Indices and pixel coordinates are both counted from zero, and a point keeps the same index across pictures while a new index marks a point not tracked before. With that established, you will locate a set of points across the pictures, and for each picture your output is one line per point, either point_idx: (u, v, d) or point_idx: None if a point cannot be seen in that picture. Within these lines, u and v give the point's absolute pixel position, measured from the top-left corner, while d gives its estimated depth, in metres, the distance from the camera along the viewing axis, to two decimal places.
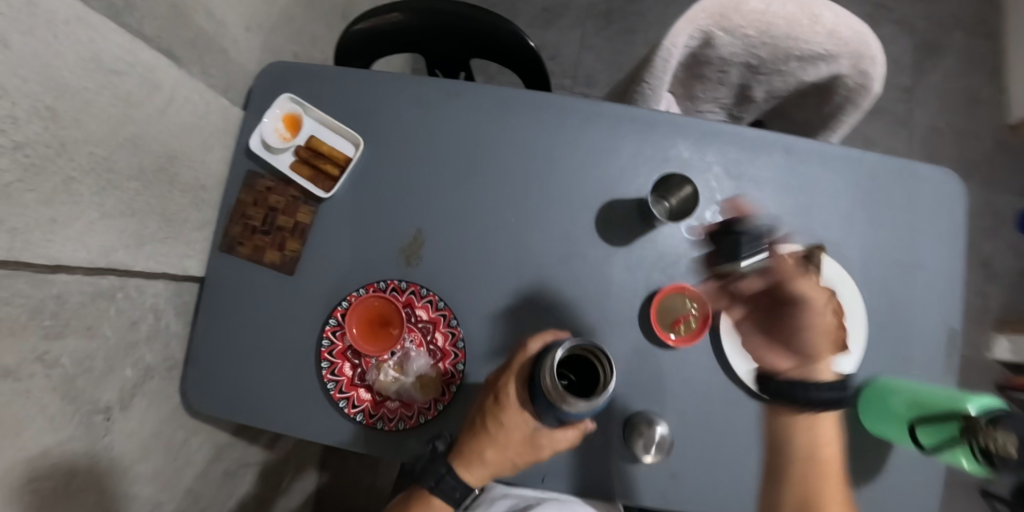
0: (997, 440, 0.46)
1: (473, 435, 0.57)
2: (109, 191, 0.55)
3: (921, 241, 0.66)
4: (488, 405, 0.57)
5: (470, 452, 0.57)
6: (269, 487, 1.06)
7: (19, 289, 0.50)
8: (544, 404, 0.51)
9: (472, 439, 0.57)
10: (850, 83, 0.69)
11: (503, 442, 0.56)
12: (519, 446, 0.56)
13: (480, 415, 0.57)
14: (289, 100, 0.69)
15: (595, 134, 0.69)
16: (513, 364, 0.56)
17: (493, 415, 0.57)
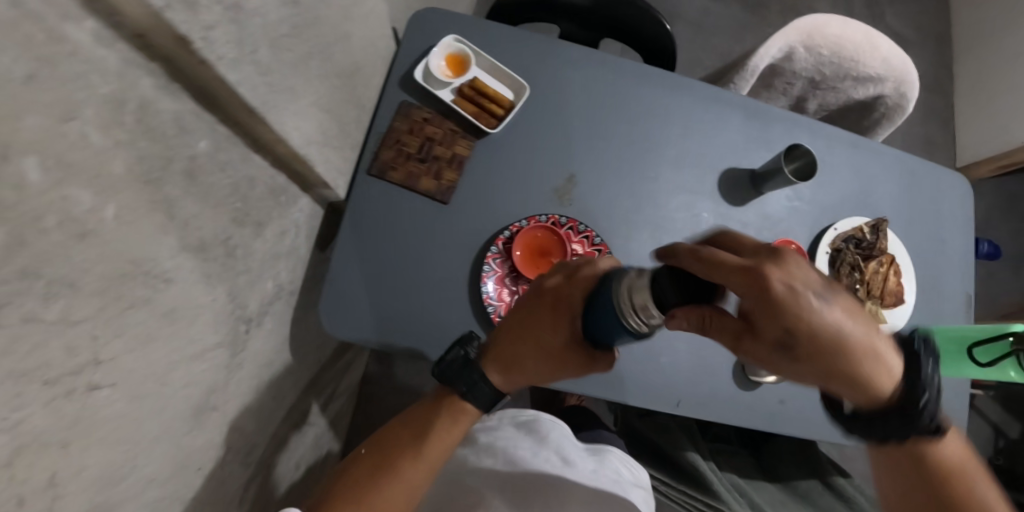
0: None
1: (508, 340, 0.60)
2: (322, 78, 0.55)
3: (948, 224, 0.84)
4: (534, 318, 0.59)
5: (501, 352, 0.61)
6: (318, 453, 0.99)
7: (233, 158, 0.49)
8: (601, 319, 0.50)
9: (512, 349, 0.60)
10: (890, 102, 0.87)
11: (542, 354, 0.59)
12: (554, 359, 0.59)
13: (526, 324, 0.59)
14: (455, 42, 0.74)
15: (712, 113, 0.79)
16: (580, 279, 0.56)
17: (538, 330, 0.59)
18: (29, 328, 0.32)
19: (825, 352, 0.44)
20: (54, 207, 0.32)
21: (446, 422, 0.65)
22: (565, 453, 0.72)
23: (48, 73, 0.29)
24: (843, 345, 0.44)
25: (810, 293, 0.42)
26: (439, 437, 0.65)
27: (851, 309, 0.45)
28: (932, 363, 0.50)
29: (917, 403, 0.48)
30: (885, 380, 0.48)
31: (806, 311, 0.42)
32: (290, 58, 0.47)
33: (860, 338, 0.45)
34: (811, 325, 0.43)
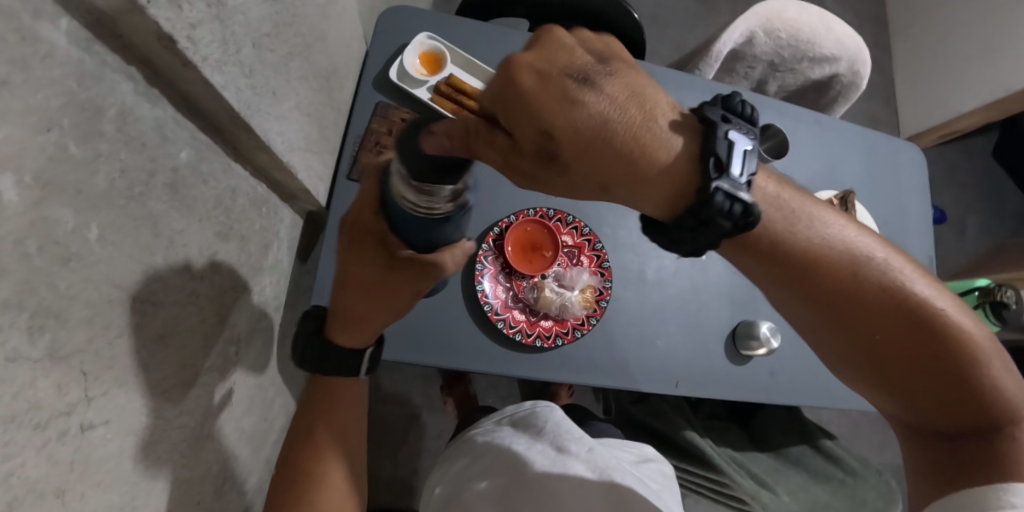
0: None
1: (347, 311, 0.46)
2: (303, 81, 0.53)
3: (905, 193, 0.91)
4: (348, 271, 0.44)
5: (344, 320, 0.47)
6: None
7: (214, 169, 0.47)
8: (418, 235, 0.40)
9: (343, 300, 0.46)
10: (844, 80, 0.93)
11: (359, 293, 0.45)
12: (371, 295, 0.45)
13: (344, 281, 0.45)
14: (428, 39, 0.71)
15: (685, 97, 0.79)
16: (364, 198, 0.42)
17: (354, 278, 0.44)
18: (14, 370, 0.28)
19: (644, 176, 0.28)
20: (32, 230, 0.29)
21: (339, 400, 0.53)
22: (562, 441, 0.56)
23: (24, 80, 0.27)
24: (643, 152, 0.27)
25: (562, 73, 0.26)
26: (338, 422, 0.53)
27: (644, 100, 0.27)
28: (750, 132, 0.31)
29: (708, 174, 0.28)
30: (782, 192, 0.33)
31: (569, 101, 0.26)
32: (272, 60, 0.46)
33: (640, 127, 0.27)
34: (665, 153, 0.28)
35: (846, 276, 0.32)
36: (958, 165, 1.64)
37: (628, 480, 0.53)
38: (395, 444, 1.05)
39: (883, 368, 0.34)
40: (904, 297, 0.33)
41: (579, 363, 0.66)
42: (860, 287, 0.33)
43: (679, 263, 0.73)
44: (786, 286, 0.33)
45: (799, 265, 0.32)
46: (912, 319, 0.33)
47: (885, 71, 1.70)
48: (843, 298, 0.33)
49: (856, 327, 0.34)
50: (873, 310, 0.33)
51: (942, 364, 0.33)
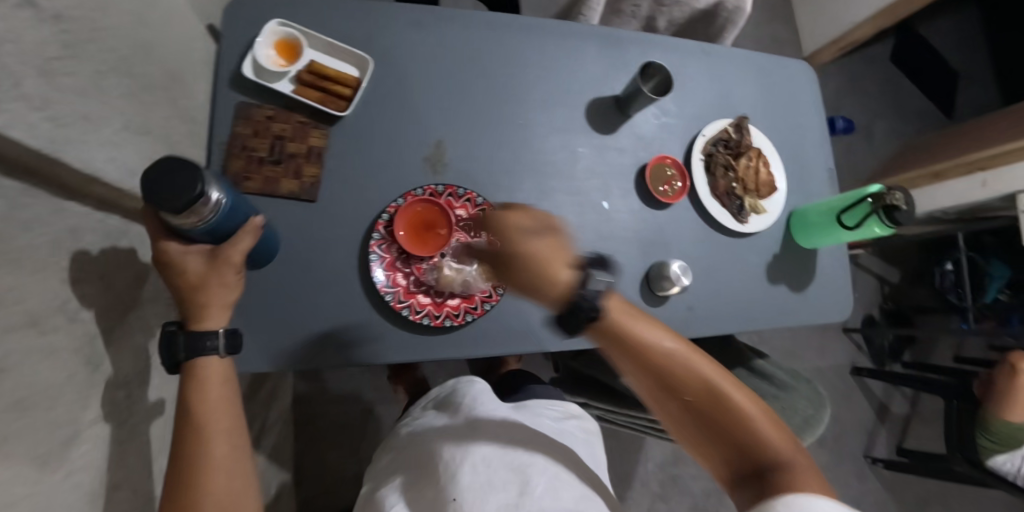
0: (893, 194, 0.74)
1: (226, 305, 0.51)
2: (127, 98, 0.49)
3: (800, 110, 0.93)
4: (205, 279, 0.49)
5: (200, 311, 0.50)
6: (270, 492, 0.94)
7: (39, 212, 0.43)
8: (230, 222, 0.49)
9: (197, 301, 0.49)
10: (729, 6, 0.91)
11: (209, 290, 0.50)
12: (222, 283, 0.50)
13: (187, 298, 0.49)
14: (280, 26, 0.63)
15: (570, 47, 0.76)
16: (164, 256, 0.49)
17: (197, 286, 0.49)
18: None
19: (547, 279, 0.43)
20: None
21: (226, 392, 0.51)
22: (474, 415, 0.58)
23: None
24: (547, 273, 0.43)
25: (519, 228, 0.43)
26: (224, 426, 0.50)
27: (561, 246, 0.44)
28: (605, 273, 0.46)
29: (580, 290, 0.43)
30: (636, 320, 0.46)
31: (517, 237, 0.43)
32: (73, 83, 0.41)
33: (536, 255, 0.42)
34: (624, 307, 0.46)
35: (665, 358, 0.46)
36: (861, 74, 1.69)
37: (533, 448, 0.54)
38: (354, 442, 1.05)
39: (692, 406, 0.47)
40: (703, 366, 0.47)
41: (496, 335, 0.64)
42: (671, 363, 0.46)
43: (582, 217, 0.72)
44: (624, 358, 0.47)
45: (632, 352, 0.46)
46: (705, 380, 0.46)
47: None
48: (662, 360, 0.46)
49: (664, 380, 0.47)
50: (681, 376, 0.46)
51: (722, 411, 0.46)
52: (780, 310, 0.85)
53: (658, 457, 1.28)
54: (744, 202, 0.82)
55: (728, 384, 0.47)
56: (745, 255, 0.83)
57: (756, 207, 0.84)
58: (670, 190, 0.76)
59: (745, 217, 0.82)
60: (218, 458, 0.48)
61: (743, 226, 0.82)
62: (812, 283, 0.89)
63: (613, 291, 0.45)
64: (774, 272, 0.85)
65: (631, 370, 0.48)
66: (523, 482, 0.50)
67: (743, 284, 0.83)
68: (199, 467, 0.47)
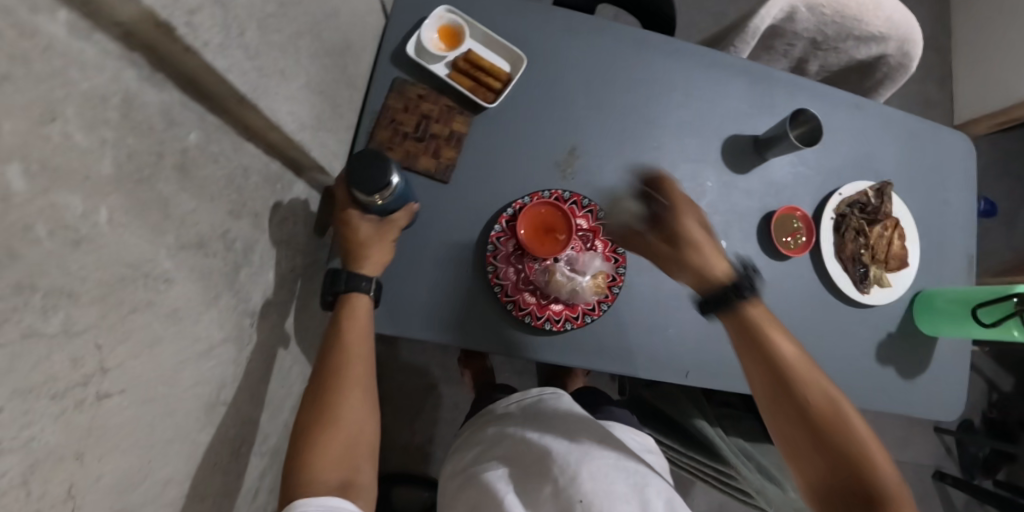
0: None
1: (379, 262, 0.58)
2: (313, 58, 0.52)
3: (951, 186, 0.84)
4: (371, 238, 0.57)
5: (360, 251, 0.56)
6: None
7: (225, 149, 0.47)
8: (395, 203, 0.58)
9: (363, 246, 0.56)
10: (892, 61, 0.86)
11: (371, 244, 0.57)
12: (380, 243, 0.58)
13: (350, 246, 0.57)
14: (448, 14, 0.68)
15: (718, 77, 0.75)
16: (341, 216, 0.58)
17: (361, 239, 0.57)
18: (27, 346, 0.30)
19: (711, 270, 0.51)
20: (42, 215, 0.30)
21: (364, 335, 0.56)
22: (574, 426, 0.59)
23: (25, 73, 0.27)
24: (711, 265, 0.51)
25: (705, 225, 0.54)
26: (360, 368, 0.54)
27: (711, 241, 0.53)
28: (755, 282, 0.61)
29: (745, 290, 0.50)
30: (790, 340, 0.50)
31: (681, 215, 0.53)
32: (280, 40, 0.45)
33: (705, 242, 0.52)
34: (772, 323, 0.51)
35: (796, 365, 0.49)
36: (1016, 154, 1.52)
37: (639, 469, 0.54)
38: (412, 411, 1.11)
39: (812, 432, 0.48)
40: (824, 393, 0.49)
41: (589, 347, 0.65)
42: (807, 371, 0.49)
43: None
44: (755, 355, 0.50)
45: (770, 350, 0.49)
46: (819, 394, 0.48)
47: (944, 51, 1.57)
48: (787, 370, 0.49)
49: (782, 386, 0.49)
50: (806, 385, 0.48)
51: (812, 440, 0.48)
52: (887, 395, 0.78)
53: (703, 509, 1.22)
54: (869, 271, 0.76)
55: (851, 415, 0.48)
56: (859, 329, 0.77)
57: (882, 279, 0.77)
58: (794, 243, 0.74)
59: (869, 288, 0.76)
60: (354, 385, 0.53)
61: (863, 296, 0.76)
62: (928, 375, 0.80)
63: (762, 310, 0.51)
64: (885, 353, 0.78)
65: (752, 376, 0.51)
66: (642, 500, 0.51)
67: (851, 358, 0.76)
68: (337, 399, 0.51)
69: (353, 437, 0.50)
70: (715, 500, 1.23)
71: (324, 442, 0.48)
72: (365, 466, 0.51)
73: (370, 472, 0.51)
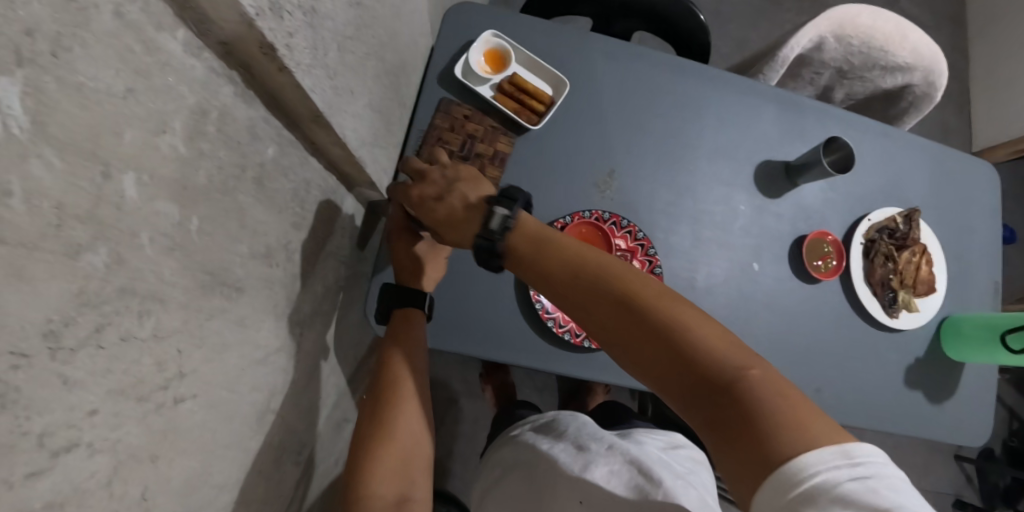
0: None
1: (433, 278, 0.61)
2: (375, 78, 0.54)
3: (977, 215, 0.86)
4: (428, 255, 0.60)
5: (416, 267, 0.60)
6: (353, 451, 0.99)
7: (294, 163, 0.48)
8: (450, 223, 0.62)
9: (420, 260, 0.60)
10: (918, 91, 0.88)
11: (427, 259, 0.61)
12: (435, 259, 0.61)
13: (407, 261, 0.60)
14: (494, 38, 0.70)
15: (751, 104, 0.78)
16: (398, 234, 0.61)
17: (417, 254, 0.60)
18: (124, 349, 0.31)
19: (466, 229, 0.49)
20: (147, 224, 0.31)
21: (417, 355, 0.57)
22: (583, 441, 0.60)
23: (148, 88, 0.28)
24: (461, 223, 0.50)
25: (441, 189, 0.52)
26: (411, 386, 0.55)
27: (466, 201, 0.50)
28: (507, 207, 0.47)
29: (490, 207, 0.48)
30: (545, 230, 0.47)
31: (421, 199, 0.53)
32: (353, 61, 0.47)
33: (445, 209, 0.51)
34: (528, 232, 0.46)
35: (589, 270, 0.43)
36: None
37: (648, 469, 0.55)
38: (433, 424, 1.11)
39: (632, 335, 0.40)
40: (609, 291, 0.42)
41: (625, 365, 0.66)
42: (587, 265, 0.43)
43: (731, 272, 0.73)
44: (536, 270, 0.45)
45: (552, 255, 0.45)
46: (630, 290, 0.41)
47: (960, 81, 1.60)
48: (576, 274, 0.43)
49: (580, 285, 0.43)
50: (588, 287, 0.43)
51: (627, 339, 0.40)
52: (917, 420, 0.78)
53: None
54: (899, 297, 0.77)
55: (672, 302, 0.40)
56: (889, 353, 0.78)
57: (912, 305, 0.78)
58: (824, 267, 0.75)
59: (898, 312, 0.77)
60: (406, 404, 0.54)
61: (892, 320, 0.77)
62: (957, 401, 0.80)
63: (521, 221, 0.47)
64: (914, 378, 0.79)
65: (544, 290, 0.45)
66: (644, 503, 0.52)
67: (881, 381, 0.77)
68: (387, 416, 0.52)
69: (405, 453, 0.51)
70: None
71: (377, 460, 0.49)
72: (421, 478, 0.51)
73: (425, 488, 0.51)
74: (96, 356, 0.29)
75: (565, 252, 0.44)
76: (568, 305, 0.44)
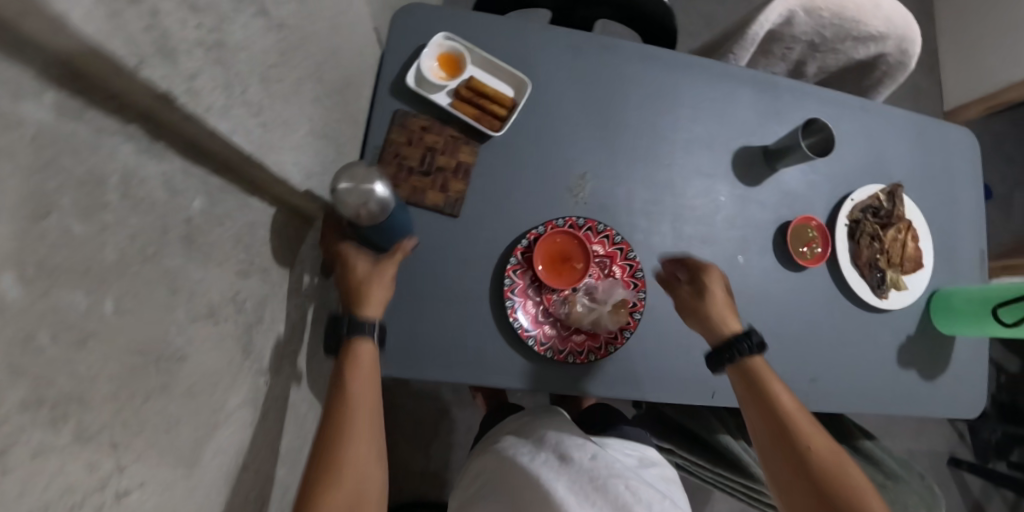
0: None
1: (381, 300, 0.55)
2: (316, 102, 0.49)
3: (959, 183, 0.85)
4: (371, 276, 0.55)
5: (359, 290, 0.55)
6: None
7: (230, 209, 0.44)
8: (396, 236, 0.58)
9: (362, 280, 0.55)
10: (891, 60, 0.86)
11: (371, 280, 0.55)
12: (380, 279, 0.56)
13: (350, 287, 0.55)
14: (446, 41, 0.66)
15: (724, 89, 0.74)
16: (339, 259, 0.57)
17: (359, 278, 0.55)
18: (41, 464, 0.27)
19: (724, 334, 0.56)
20: (43, 321, 0.27)
21: (373, 377, 0.54)
22: (566, 449, 0.58)
23: (14, 169, 0.23)
24: (721, 324, 0.57)
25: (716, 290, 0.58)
26: (366, 415, 0.52)
27: (728, 315, 0.57)
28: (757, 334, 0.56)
29: (750, 332, 0.56)
30: (774, 381, 0.55)
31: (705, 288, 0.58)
32: (283, 90, 0.42)
33: (714, 308, 0.57)
34: (766, 372, 0.56)
35: (796, 418, 0.53)
36: (1005, 138, 1.53)
37: (631, 486, 0.53)
38: (427, 439, 1.08)
39: (805, 475, 0.51)
40: (799, 435, 0.52)
41: (615, 378, 0.63)
42: (798, 418, 0.53)
43: (715, 268, 0.70)
44: (752, 409, 0.55)
45: (766, 402, 0.54)
46: (809, 444, 0.52)
47: (928, 39, 1.59)
48: (795, 422, 0.53)
49: (779, 430, 0.53)
50: (797, 436, 0.52)
51: (797, 478, 0.52)
52: (910, 398, 0.77)
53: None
54: (886, 276, 0.75)
55: (837, 454, 0.52)
56: (879, 333, 0.77)
57: (899, 282, 0.76)
58: (810, 253, 0.73)
59: (885, 292, 0.76)
60: (360, 431, 0.50)
61: (880, 300, 0.75)
62: (949, 374, 0.80)
63: (758, 359, 0.55)
64: (906, 356, 0.78)
65: (751, 423, 0.55)
66: None
67: (873, 363, 0.76)
68: (339, 448, 0.49)
69: (355, 489, 0.48)
70: (734, 504, 1.22)
71: (326, 497, 0.47)
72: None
73: None
74: (3, 484, 0.25)
75: (768, 396, 0.54)
76: (761, 436, 0.55)
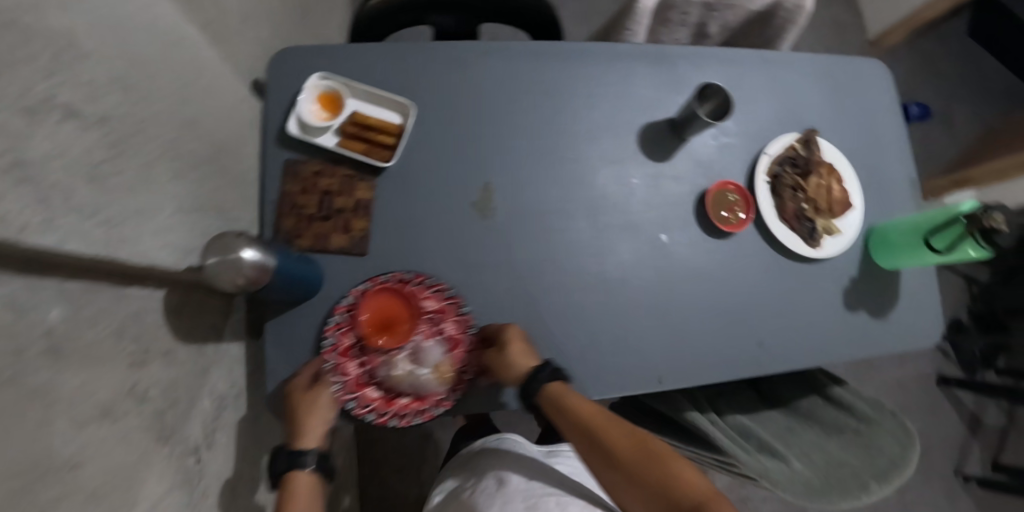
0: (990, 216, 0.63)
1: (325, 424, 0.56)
2: (178, 181, 0.49)
3: (878, 116, 0.84)
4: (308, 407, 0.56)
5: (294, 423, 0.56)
6: None
7: (102, 307, 0.43)
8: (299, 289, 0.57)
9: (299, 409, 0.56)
10: (790, 5, 0.84)
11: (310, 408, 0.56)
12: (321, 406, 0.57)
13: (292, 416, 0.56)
14: (323, 80, 0.65)
15: (616, 71, 0.73)
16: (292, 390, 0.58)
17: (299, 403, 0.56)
18: None
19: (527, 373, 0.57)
20: None
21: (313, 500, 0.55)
22: (503, 474, 0.60)
23: None
24: (517, 364, 0.57)
25: (516, 335, 0.59)
26: None
27: (525, 351, 0.58)
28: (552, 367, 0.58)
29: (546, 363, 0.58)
30: (574, 396, 0.58)
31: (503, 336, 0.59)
32: (123, 182, 0.42)
33: (504, 352, 0.58)
34: (567, 394, 0.58)
35: (605, 425, 0.56)
36: (937, 52, 1.53)
37: (561, 502, 0.57)
38: (412, 465, 1.12)
39: (627, 472, 0.54)
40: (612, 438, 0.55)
41: None
42: (606, 425, 0.56)
43: (639, 253, 0.70)
44: (570, 431, 0.56)
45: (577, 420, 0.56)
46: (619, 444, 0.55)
47: None
48: (602, 428, 0.56)
49: (594, 441, 0.55)
50: (611, 440, 0.55)
51: (622, 478, 0.54)
52: (863, 339, 0.77)
53: None
54: (817, 225, 0.75)
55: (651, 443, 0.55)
56: (819, 282, 0.76)
57: (831, 228, 0.76)
58: (733, 218, 0.72)
59: (818, 241, 0.75)
60: None
61: (816, 250, 0.75)
62: (900, 306, 0.80)
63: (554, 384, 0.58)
64: (852, 298, 0.77)
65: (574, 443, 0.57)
66: None
67: (819, 314, 0.76)
68: None
69: None
70: None
71: None
72: None
73: None
74: None
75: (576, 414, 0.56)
76: (587, 452, 0.56)
